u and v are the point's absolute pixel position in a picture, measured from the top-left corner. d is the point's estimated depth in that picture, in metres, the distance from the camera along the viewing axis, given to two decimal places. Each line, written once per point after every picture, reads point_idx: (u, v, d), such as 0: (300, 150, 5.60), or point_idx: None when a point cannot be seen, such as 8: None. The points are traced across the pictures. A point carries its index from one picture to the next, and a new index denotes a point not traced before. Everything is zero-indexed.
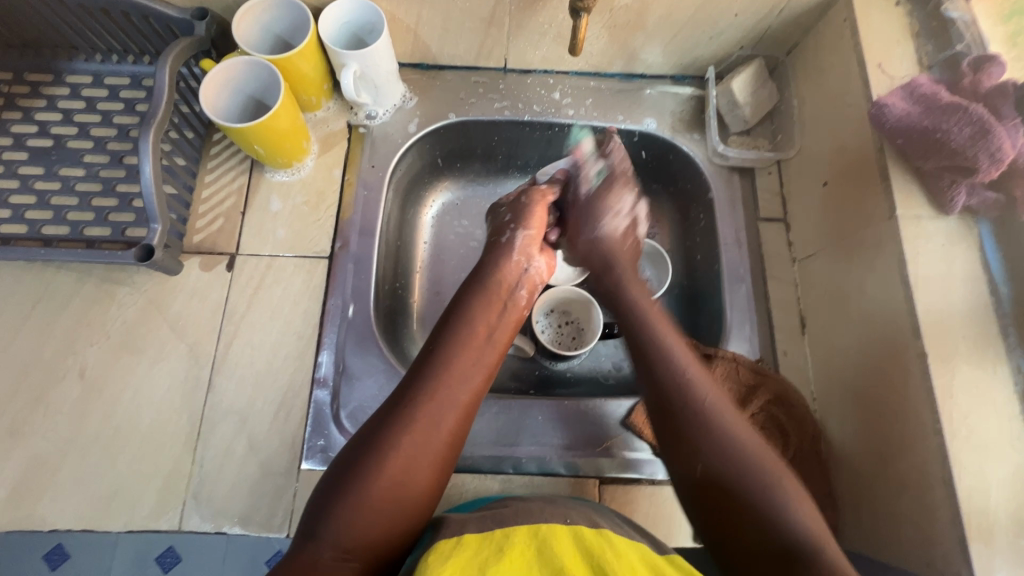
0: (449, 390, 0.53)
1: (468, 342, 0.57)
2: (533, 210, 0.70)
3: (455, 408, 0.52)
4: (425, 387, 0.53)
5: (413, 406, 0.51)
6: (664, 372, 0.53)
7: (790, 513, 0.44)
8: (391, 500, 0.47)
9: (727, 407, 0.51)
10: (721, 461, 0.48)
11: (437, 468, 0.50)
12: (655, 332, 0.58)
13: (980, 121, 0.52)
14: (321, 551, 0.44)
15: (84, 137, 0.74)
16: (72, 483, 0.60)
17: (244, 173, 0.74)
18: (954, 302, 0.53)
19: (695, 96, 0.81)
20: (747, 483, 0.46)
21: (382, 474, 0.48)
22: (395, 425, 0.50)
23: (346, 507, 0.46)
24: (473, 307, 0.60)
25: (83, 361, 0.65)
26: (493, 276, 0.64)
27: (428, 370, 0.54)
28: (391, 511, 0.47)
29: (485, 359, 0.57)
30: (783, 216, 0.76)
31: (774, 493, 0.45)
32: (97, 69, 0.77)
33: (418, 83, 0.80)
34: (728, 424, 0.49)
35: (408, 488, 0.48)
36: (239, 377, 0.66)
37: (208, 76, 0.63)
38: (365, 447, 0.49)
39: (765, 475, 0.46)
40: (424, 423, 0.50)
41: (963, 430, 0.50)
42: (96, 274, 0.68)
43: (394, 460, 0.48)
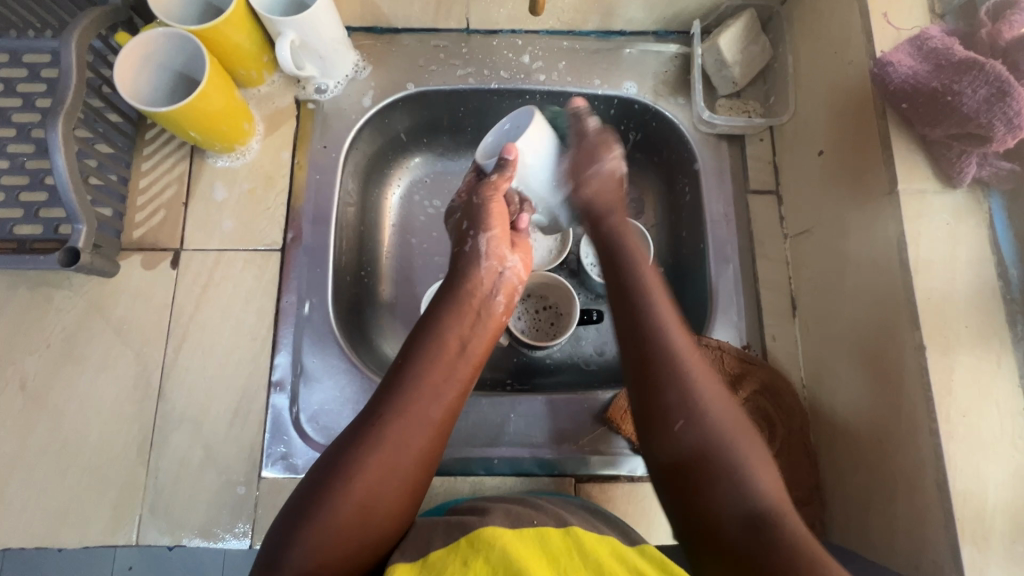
0: (419, 406, 0.48)
1: (442, 354, 0.52)
2: (491, 209, 0.62)
3: (427, 428, 0.48)
4: (394, 405, 0.48)
5: (380, 426, 0.46)
6: (647, 321, 0.50)
7: (747, 481, 0.42)
8: (357, 527, 0.43)
9: (709, 376, 0.47)
10: (692, 416, 0.45)
11: (408, 490, 0.46)
12: (648, 292, 0.52)
13: (997, 81, 0.45)
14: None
15: (4, 125, 0.66)
16: (21, 499, 0.58)
17: (185, 159, 0.68)
18: (957, 288, 0.48)
19: (680, 54, 0.73)
20: (712, 444, 0.44)
21: (347, 497, 0.44)
22: (360, 447, 0.46)
23: (308, 533, 0.42)
24: (447, 314, 0.54)
25: (23, 372, 0.61)
26: (466, 280, 0.58)
27: (397, 387, 0.49)
28: (356, 535, 0.43)
29: (461, 374, 0.52)
30: (775, 188, 0.70)
31: (733, 454, 0.43)
32: (12, 46, 0.68)
33: (371, 50, 0.72)
34: (710, 398, 0.46)
35: (375, 512, 0.44)
36: (191, 383, 0.62)
37: (124, 51, 0.57)
38: (328, 470, 0.45)
39: (735, 453, 0.43)
40: (391, 444, 0.46)
41: (961, 429, 0.45)
42: (30, 278, 0.63)
43: (360, 485, 0.44)
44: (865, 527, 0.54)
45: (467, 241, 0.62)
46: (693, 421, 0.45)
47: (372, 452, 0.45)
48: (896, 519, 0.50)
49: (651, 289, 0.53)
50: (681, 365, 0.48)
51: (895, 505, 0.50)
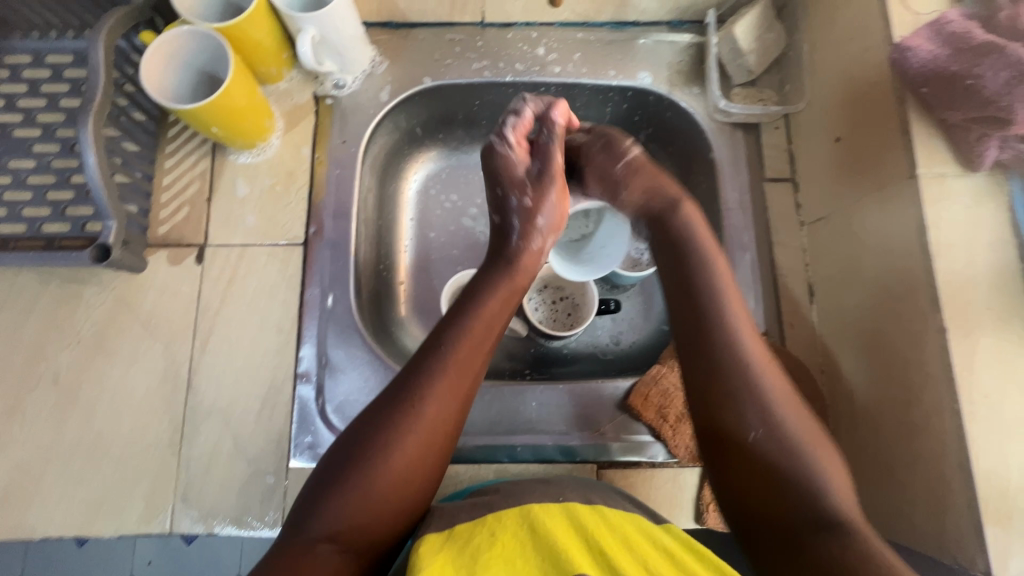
0: (449, 387, 0.48)
1: (475, 329, 0.51)
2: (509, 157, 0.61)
3: (453, 398, 0.48)
4: (426, 377, 0.48)
5: (410, 398, 0.47)
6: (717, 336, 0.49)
7: (825, 494, 0.44)
8: (389, 500, 0.45)
9: (784, 392, 0.48)
10: (763, 417, 0.46)
11: (438, 457, 0.47)
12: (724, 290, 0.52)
13: (1018, 64, 0.45)
14: (314, 536, 0.43)
15: (30, 125, 0.67)
16: (59, 490, 0.59)
17: (207, 156, 0.69)
18: (978, 271, 0.48)
19: (694, 44, 0.73)
20: (785, 455, 0.45)
21: (381, 472, 0.45)
22: (389, 417, 0.46)
23: (341, 494, 0.44)
24: (478, 288, 0.54)
25: (56, 366, 0.62)
26: (502, 250, 0.57)
27: (425, 359, 0.49)
28: (390, 498, 0.45)
29: (488, 347, 0.52)
30: (791, 175, 0.70)
31: (810, 474, 0.45)
32: (37, 48, 0.70)
33: (387, 45, 0.72)
34: (772, 388, 0.47)
35: (409, 484, 0.46)
36: (219, 375, 0.63)
37: (150, 50, 0.58)
38: (356, 439, 0.46)
39: (809, 460, 0.45)
40: (422, 428, 0.46)
41: (984, 410, 0.46)
42: (59, 274, 0.64)
43: (392, 454, 0.45)
44: (887, 508, 0.54)
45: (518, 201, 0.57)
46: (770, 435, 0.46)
47: (409, 430, 0.46)
48: (919, 500, 0.50)
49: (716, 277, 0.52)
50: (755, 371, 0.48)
51: (917, 487, 0.51)
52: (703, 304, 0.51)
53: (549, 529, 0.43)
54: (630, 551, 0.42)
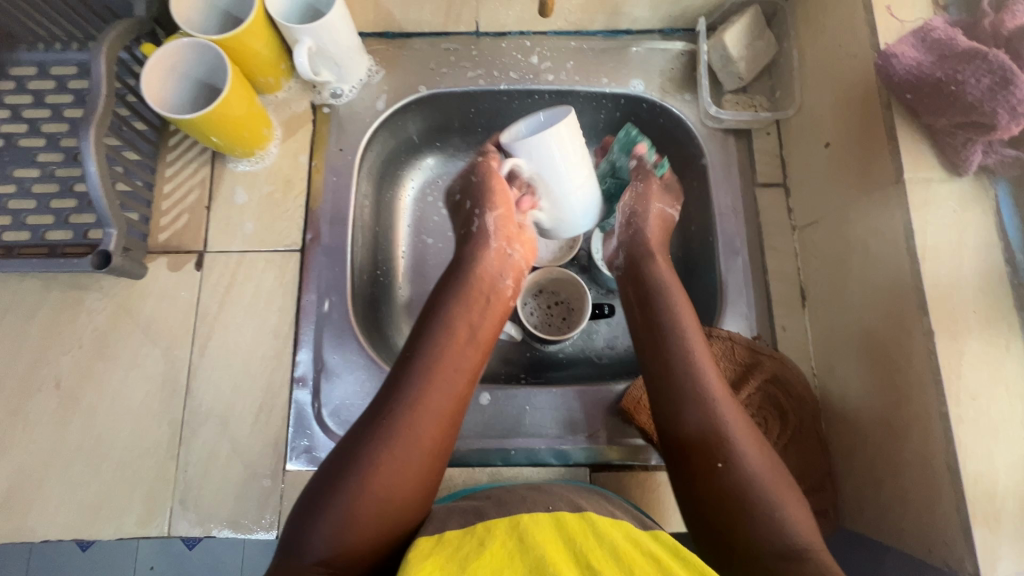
0: (427, 397, 0.50)
1: (449, 345, 0.54)
2: (492, 185, 0.63)
3: (431, 414, 0.50)
4: (405, 394, 0.50)
5: (393, 416, 0.49)
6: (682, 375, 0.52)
7: (785, 522, 0.45)
8: (376, 518, 0.45)
9: (744, 426, 0.50)
10: (726, 445, 0.48)
11: (423, 475, 0.48)
12: (677, 313, 0.57)
13: (1000, 70, 0.46)
14: (305, 564, 0.43)
15: (34, 135, 0.69)
16: (59, 493, 0.60)
17: (206, 164, 0.70)
18: (964, 273, 0.49)
19: (685, 51, 0.74)
20: (744, 484, 0.47)
21: (364, 487, 0.46)
22: (372, 438, 0.48)
23: (329, 520, 0.44)
24: (451, 307, 0.56)
25: (58, 371, 0.63)
26: (471, 271, 0.60)
27: (402, 378, 0.51)
28: (376, 518, 0.45)
29: (464, 362, 0.54)
30: (783, 181, 0.71)
31: (769, 501, 0.46)
32: (42, 59, 0.71)
33: (383, 54, 0.74)
34: (729, 417, 0.50)
35: (393, 498, 0.46)
36: (217, 379, 0.64)
37: (150, 62, 0.59)
38: (343, 463, 0.47)
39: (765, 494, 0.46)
40: (402, 438, 0.48)
41: (971, 412, 0.46)
42: (62, 280, 0.66)
43: (377, 472, 0.46)
44: (879, 511, 0.54)
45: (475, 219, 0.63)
46: (733, 466, 0.48)
47: (386, 441, 0.47)
48: (910, 503, 0.51)
49: (681, 325, 0.56)
50: (705, 383, 0.52)
51: (908, 490, 0.51)
52: (674, 350, 0.54)
53: (535, 537, 0.43)
54: (617, 558, 0.42)
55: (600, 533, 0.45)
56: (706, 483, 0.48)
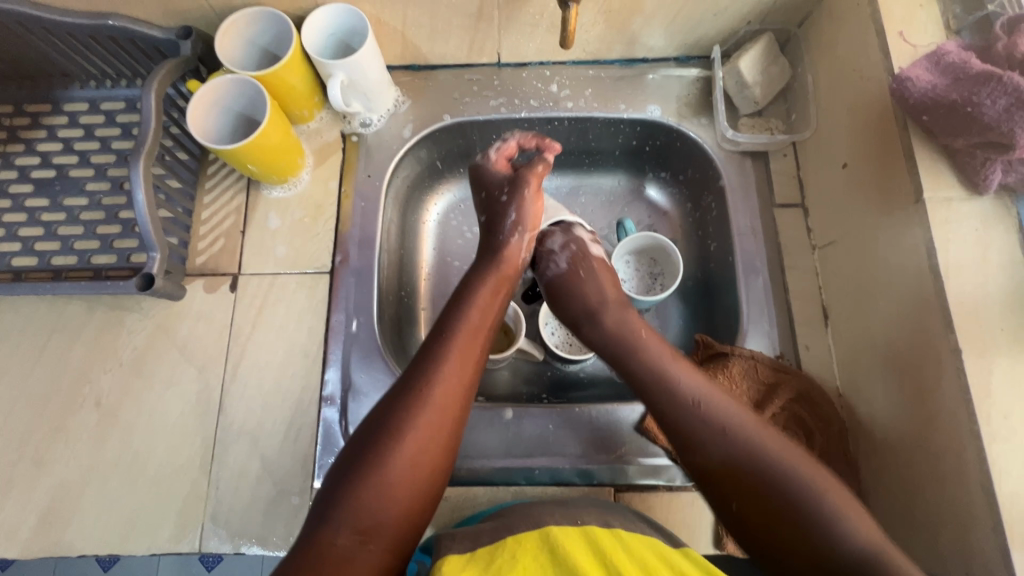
0: (449, 371, 0.52)
1: (471, 326, 0.55)
2: (530, 204, 0.65)
3: (458, 389, 0.51)
4: (429, 374, 0.51)
5: (418, 393, 0.50)
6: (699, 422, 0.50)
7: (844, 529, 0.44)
8: (407, 488, 0.47)
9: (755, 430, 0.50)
10: (740, 453, 0.48)
11: (445, 448, 0.50)
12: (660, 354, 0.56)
13: (1016, 91, 0.46)
14: (338, 532, 0.44)
15: (84, 166, 0.73)
16: (96, 509, 0.62)
17: (242, 191, 0.74)
18: (991, 291, 0.49)
19: (701, 78, 0.76)
20: (781, 482, 0.46)
21: (394, 458, 0.47)
22: (402, 414, 0.49)
23: (356, 490, 0.46)
24: (469, 291, 0.58)
25: (99, 389, 0.66)
26: (495, 258, 0.62)
27: (424, 362, 0.52)
28: (406, 491, 0.47)
29: (481, 339, 0.55)
30: (801, 201, 0.71)
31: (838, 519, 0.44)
32: (93, 96, 0.76)
33: (410, 86, 0.77)
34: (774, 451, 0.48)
35: (421, 470, 0.48)
36: (249, 397, 0.66)
37: (195, 97, 0.64)
38: (369, 441, 0.48)
39: (820, 488, 0.45)
40: (430, 411, 0.49)
41: (1004, 432, 0.45)
42: (105, 302, 0.69)
43: (406, 444, 0.48)
44: (914, 533, 0.53)
45: (511, 233, 0.64)
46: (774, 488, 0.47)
47: (417, 414, 0.49)
48: (947, 527, 0.49)
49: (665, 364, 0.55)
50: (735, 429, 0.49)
51: (944, 511, 0.50)
52: (663, 398, 0.53)
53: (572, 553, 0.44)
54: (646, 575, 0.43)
55: (630, 550, 0.46)
56: (737, 501, 0.48)
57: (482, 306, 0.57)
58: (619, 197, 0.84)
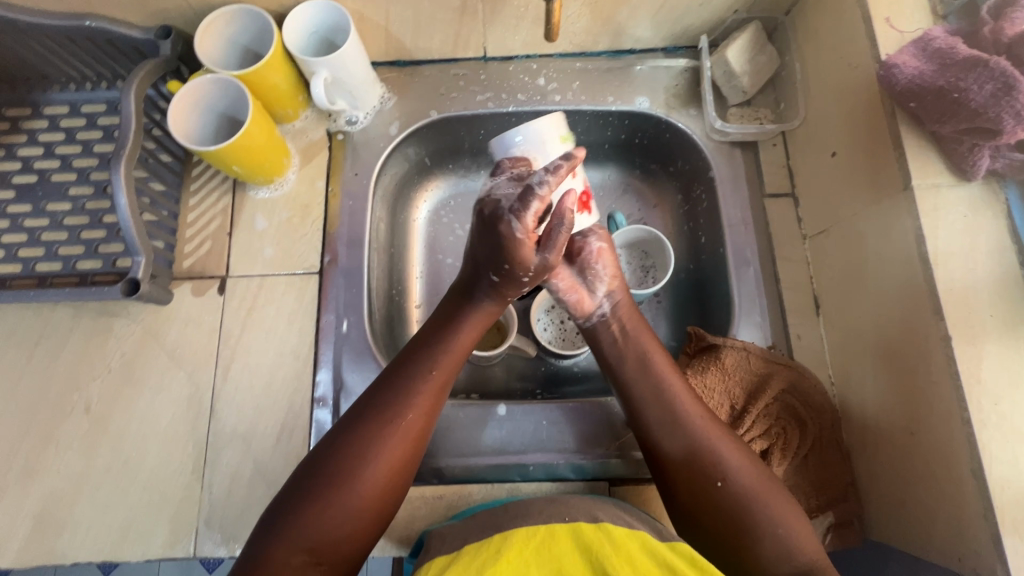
0: (415, 403, 0.53)
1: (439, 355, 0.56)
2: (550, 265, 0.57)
3: (420, 422, 0.53)
4: (393, 401, 0.52)
5: (382, 421, 0.52)
6: (671, 433, 0.54)
7: (761, 537, 0.49)
8: (360, 513, 0.49)
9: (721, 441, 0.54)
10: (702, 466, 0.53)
11: (401, 476, 0.52)
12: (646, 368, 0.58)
13: (1002, 76, 0.46)
14: (288, 553, 0.46)
15: (67, 170, 0.72)
16: (88, 516, 0.62)
17: (228, 193, 0.73)
18: (979, 278, 0.49)
19: (689, 68, 0.76)
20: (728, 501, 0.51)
21: (351, 483, 0.49)
22: (363, 441, 0.50)
23: (307, 513, 0.47)
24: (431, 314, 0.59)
25: (88, 396, 0.66)
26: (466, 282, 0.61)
27: (394, 385, 0.54)
28: (359, 515, 0.49)
29: (448, 365, 0.57)
30: (791, 190, 0.71)
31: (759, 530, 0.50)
32: (73, 98, 0.75)
33: (395, 82, 0.76)
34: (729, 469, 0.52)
35: (378, 495, 0.50)
36: (240, 401, 0.65)
37: (176, 98, 0.62)
38: (330, 460, 0.50)
39: (745, 511, 0.50)
40: (393, 442, 0.51)
41: (994, 418, 0.46)
42: (92, 308, 0.68)
43: (365, 471, 0.50)
44: (907, 522, 0.54)
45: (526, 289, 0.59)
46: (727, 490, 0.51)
47: (378, 443, 0.51)
48: (938, 513, 0.50)
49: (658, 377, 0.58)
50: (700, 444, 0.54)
51: (934, 498, 0.50)
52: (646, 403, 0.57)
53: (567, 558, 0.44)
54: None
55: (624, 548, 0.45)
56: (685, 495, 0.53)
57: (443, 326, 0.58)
58: (610, 190, 0.83)
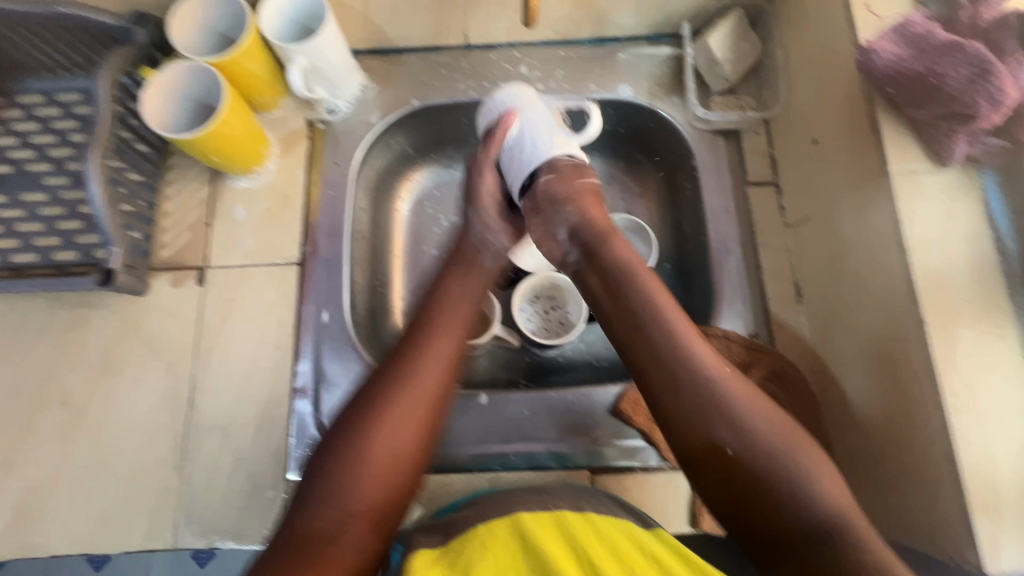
0: (433, 347, 0.52)
1: (455, 304, 0.56)
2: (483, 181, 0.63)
3: (441, 366, 0.51)
4: (410, 351, 0.52)
5: (399, 369, 0.50)
6: (678, 371, 0.46)
7: (811, 493, 0.42)
8: (388, 467, 0.47)
9: (740, 388, 0.46)
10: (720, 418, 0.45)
11: (426, 424, 0.49)
12: (650, 304, 0.49)
13: (977, 61, 0.46)
14: (320, 520, 0.45)
15: (42, 160, 0.71)
16: (67, 508, 0.61)
17: (206, 182, 0.72)
18: (955, 264, 0.49)
19: (672, 56, 0.75)
20: (757, 453, 0.44)
21: (373, 437, 0.47)
22: (381, 392, 0.49)
23: (338, 476, 0.46)
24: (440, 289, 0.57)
25: (65, 388, 0.65)
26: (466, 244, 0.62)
27: (409, 337, 0.53)
28: (386, 472, 0.47)
29: (468, 314, 0.56)
30: (773, 178, 0.71)
31: (802, 480, 0.43)
32: (49, 87, 0.74)
33: (376, 70, 0.76)
34: (751, 413, 0.45)
35: (403, 445, 0.48)
36: (220, 392, 0.65)
37: (149, 85, 0.62)
38: (351, 420, 0.49)
39: (790, 464, 0.43)
40: (411, 388, 0.49)
41: (968, 402, 0.46)
42: (69, 300, 0.67)
43: (384, 426, 0.48)
44: (884, 507, 0.54)
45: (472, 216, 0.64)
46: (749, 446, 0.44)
47: (398, 390, 0.49)
48: (913, 497, 0.50)
49: (660, 312, 0.49)
50: (713, 387, 0.46)
51: (910, 483, 0.50)
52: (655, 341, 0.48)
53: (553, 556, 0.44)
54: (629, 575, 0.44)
55: (609, 540, 0.46)
56: (709, 455, 0.45)
57: (455, 297, 0.57)
58: (595, 180, 0.83)
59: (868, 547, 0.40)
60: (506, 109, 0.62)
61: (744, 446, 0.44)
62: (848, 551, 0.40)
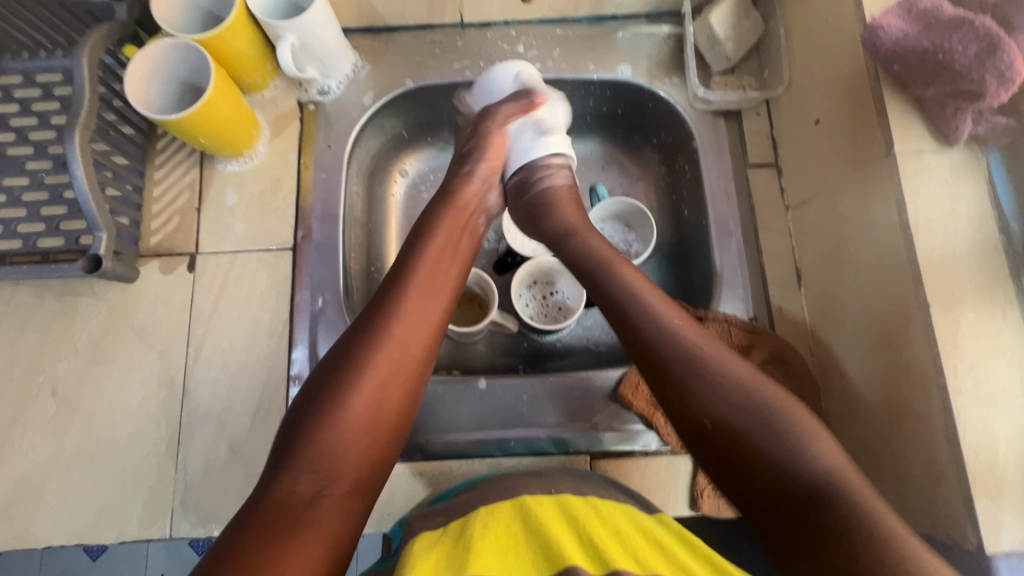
0: (413, 311, 0.50)
1: (435, 264, 0.54)
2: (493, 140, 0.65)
3: (421, 331, 0.50)
4: (388, 313, 0.50)
5: (377, 332, 0.49)
6: (664, 345, 0.50)
7: (804, 455, 0.44)
8: (367, 432, 0.46)
9: (725, 356, 0.49)
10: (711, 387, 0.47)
11: (406, 390, 0.49)
12: (634, 287, 0.53)
13: (987, 36, 0.45)
14: (297, 483, 0.44)
15: (23, 143, 0.69)
16: (59, 499, 0.60)
17: (195, 166, 0.70)
18: (960, 245, 0.48)
19: (672, 35, 0.74)
20: (745, 420, 0.46)
21: (351, 402, 0.46)
22: (359, 354, 0.48)
23: (314, 439, 0.45)
24: (417, 249, 0.54)
25: (55, 378, 0.63)
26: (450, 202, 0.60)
27: (386, 297, 0.51)
28: (365, 437, 0.46)
29: (450, 276, 0.54)
30: (774, 160, 0.70)
31: (795, 444, 0.44)
32: (27, 67, 0.71)
33: (369, 49, 0.73)
34: (738, 380, 0.47)
35: (384, 411, 0.47)
36: (214, 380, 0.64)
37: (132, 64, 0.60)
38: (327, 381, 0.47)
39: (784, 432, 0.45)
40: (391, 353, 0.48)
41: (970, 384, 0.45)
42: (55, 288, 0.66)
43: (362, 391, 0.47)
44: (884, 489, 0.54)
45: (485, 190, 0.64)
46: (735, 413, 0.46)
47: (377, 354, 0.48)
48: (912, 478, 0.50)
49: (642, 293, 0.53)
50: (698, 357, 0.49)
51: (911, 464, 0.50)
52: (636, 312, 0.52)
53: (560, 545, 0.45)
54: (632, 557, 0.44)
55: (611, 523, 0.47)
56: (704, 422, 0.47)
57: (435, 259, 0.54)
58: (593, 163, 0.81)
59: (867, 509, 0.40)
60: (533, 93, 0.66)
61: (736, 416, 0.46)
62: (842, 506, 0.41)
